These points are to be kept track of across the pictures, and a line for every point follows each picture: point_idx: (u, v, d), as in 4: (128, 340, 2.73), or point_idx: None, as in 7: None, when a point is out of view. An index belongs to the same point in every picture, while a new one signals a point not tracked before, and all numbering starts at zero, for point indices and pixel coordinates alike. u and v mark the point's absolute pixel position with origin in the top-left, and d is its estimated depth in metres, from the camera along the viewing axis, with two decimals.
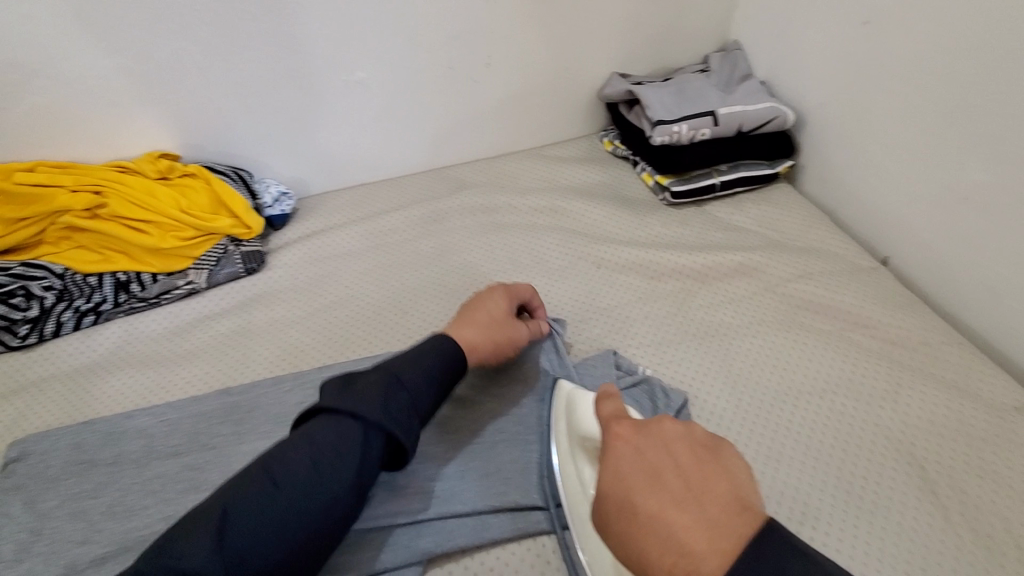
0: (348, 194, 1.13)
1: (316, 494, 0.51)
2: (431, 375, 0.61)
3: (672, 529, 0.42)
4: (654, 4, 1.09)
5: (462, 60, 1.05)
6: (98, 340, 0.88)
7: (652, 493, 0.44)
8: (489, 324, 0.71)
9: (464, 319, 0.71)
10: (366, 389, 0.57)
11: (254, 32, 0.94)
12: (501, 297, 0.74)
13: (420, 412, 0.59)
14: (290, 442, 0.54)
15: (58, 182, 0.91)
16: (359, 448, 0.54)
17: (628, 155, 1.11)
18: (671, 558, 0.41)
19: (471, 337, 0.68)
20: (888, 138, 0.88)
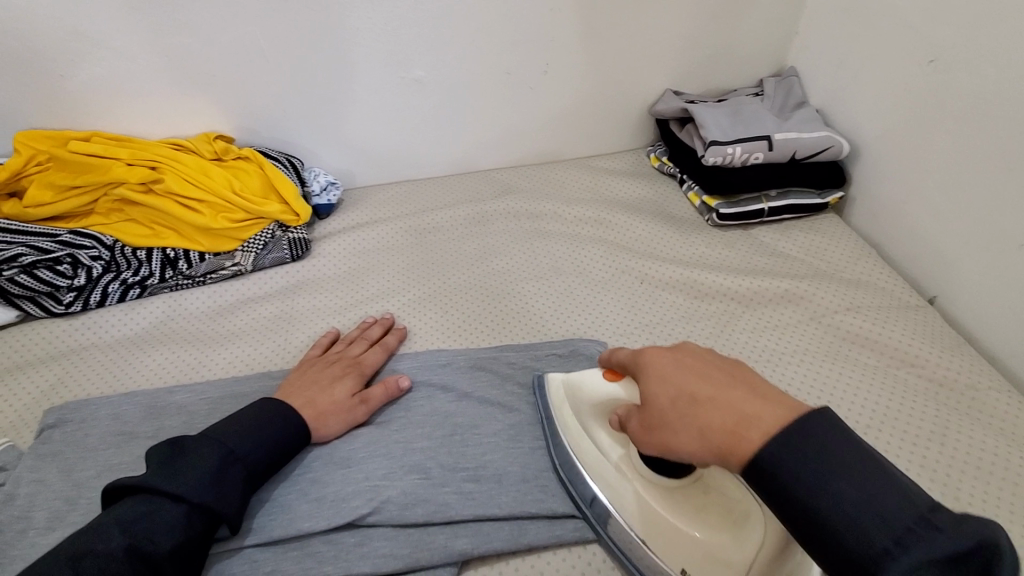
0: (393, 189, 1.14)
1: (195, 527, 0.53)
2: (266, 444, 0.61)
3: (730, 401, 0.45)
4: (714, 25, 1.09)
5: (519, 66, 1.05)
6: (142, 313, 0.89)
7: (703, 382, 0.47)
8: (333, 400, 0.70)
9: (306, 387, 0.70)
10: (195, 462, 0.56)
11: (321, 23, 0.95)
12: (343, 369, 0.74)
13: (251, 482, 0.59)
14: (162, 473, 0.54)
15: (115, 155, 0.93)
16: (179, 527, 0.52)
17: (674, 172, 1.11)
18: (731, 422, 0.44)
19: (312, 410, 0.68)
20: (944, 177, 0.87)
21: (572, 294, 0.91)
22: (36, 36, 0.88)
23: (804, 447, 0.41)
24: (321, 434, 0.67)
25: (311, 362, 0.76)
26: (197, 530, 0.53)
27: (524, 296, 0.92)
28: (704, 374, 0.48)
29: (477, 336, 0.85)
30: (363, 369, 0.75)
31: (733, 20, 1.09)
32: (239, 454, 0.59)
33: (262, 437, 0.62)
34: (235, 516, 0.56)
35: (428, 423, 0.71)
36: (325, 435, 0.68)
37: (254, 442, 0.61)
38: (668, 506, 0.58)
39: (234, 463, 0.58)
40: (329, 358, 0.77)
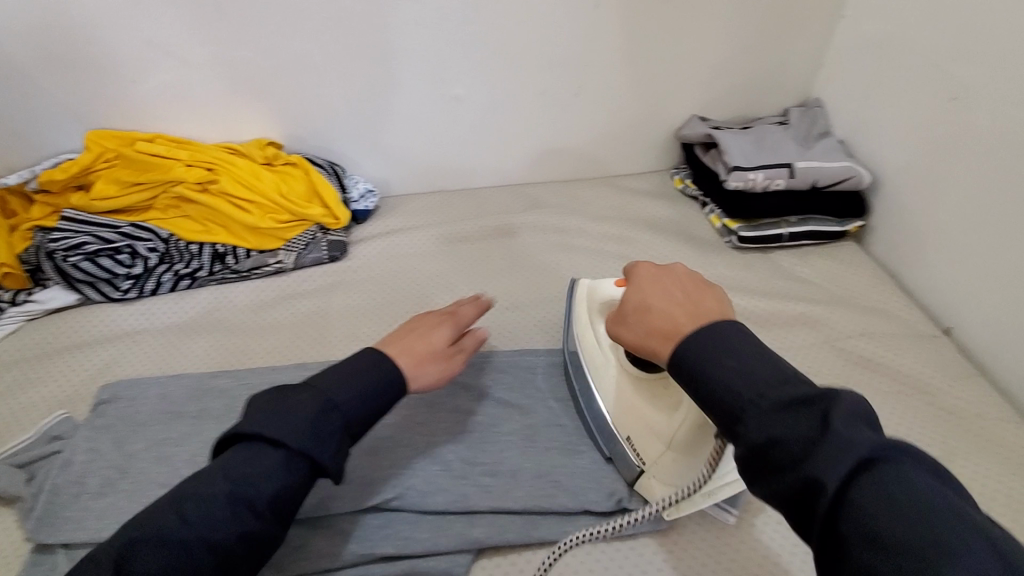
0: (426, 199, 1.20)
1: (297, 476, 0.50)
2: (367, 393, 0.56)
3: (669, 313, 0.54)
4: (742, 55, 1.13)
5: (552, 88, 1.11)
6: (191, 303, 0.96)
7: (659, 298, 0.56)
8: (431, 346, 0.65)
9: (404, 336, 0.66)
10: (295, 409, 0.52)
11: (371, 43, 1.01)
12: (439, 319, 0.70)
13: (351, 433, 0.55)
14: (262, 419, 0.51)
15: (176, 156, 1.01)
16: (280, 477, 0.49)
17: (697, 195, 1.15)
18: (665, 329, 0.53)
19: (411, 356, 0.63)
20: (962, 212, 0.89)
21: None
22: (115, 45, 0.97)
23: (738, 352, 0.46)
24: (420, 383, 0.62)
25: (427, 315, 0.71)
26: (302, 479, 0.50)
27: (546, 306, 0.96)
28: (670, 289, 0.57)
29: (500, 341, 0.90)
30: (460, 325, 0.71)
31: (761, 51, 1.13)
32: (334, 406, 0.53)
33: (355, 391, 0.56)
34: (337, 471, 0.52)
35: (451, 418, 0.75)
36: (420, 385, 0.63)
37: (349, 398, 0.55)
38: (634, 393, 0.68)
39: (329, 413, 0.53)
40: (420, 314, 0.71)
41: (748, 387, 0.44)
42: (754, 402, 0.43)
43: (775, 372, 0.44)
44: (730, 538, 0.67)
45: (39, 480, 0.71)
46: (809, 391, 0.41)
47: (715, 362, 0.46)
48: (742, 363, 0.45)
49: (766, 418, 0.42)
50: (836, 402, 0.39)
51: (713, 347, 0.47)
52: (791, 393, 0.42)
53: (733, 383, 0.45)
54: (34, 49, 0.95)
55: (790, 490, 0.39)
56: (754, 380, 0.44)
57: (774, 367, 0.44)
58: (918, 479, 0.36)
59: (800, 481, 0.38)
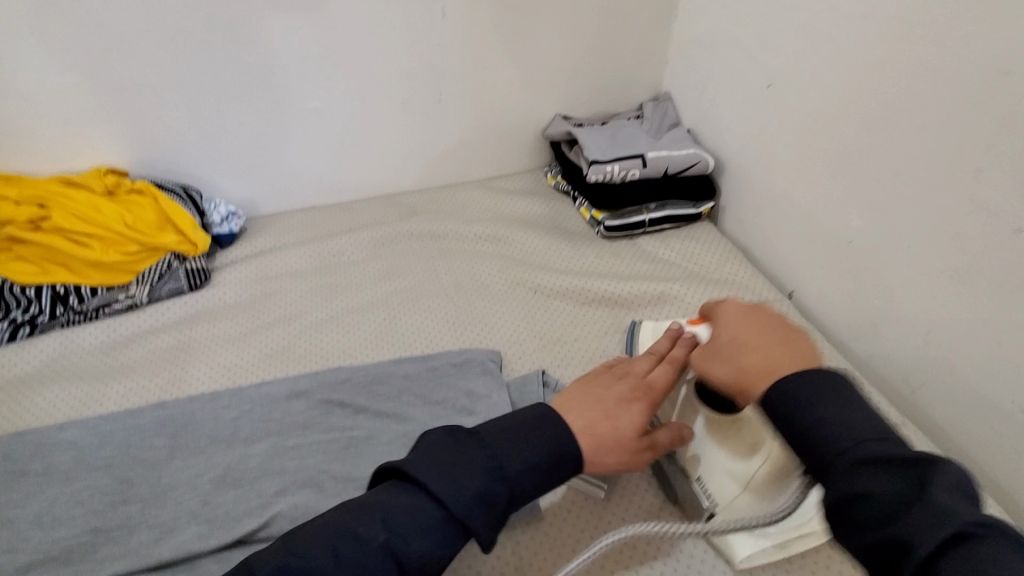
0: (298, 217, 1.17)
1: (446, 538, 0.46)
2: (537, 460, 0.51)
3: (764, 352, 0.54)
4: (594, 56, 1.19)
5: (414, 96, 1.11)
6: (32, 352, 0.88)
7: (753, 336, 0.57)
8: (620, 432, 0.58)
9: (593, 414, 0.58)
10: (471, 462, 0.48)
11: (215, 59, 0.97)
12: (639, 387, 0.62)
13: (516, 500, 0.50)
14: (425, 463, 0.48)
15: (0, 194, 0.92)
16: (433, 535, 0.45)
17: (567, 190, 1.20)
18: (757, 368, 0.54)
19: (592, 439, 0.56)
20: (789, 186, 0.99)
21: (470, 308, 0.96)
22: None
23: (834, 403, 0.47)
24: (597, 470, 0.56)
25: (598, 375, 0.64)
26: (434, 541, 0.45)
27: (425, 312, 0.96)
28: (757, 330, 0.57)
29: (378, 353, 0.89)
30: (658, 393, 0.62)
31: (611, 51, 1.20)
32: (505, 470, 0.49)
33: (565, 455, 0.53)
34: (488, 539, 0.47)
35: (324, 437, 0.74)
36: (599, 472, 0.57)
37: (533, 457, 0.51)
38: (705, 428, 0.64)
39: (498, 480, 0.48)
40: (617, 375, 0.64)
41: (846, 438, 0.45)
42: (840, 454, 0.45)
43: (875, 428, 0.45)
44: (610, 515, 0.69)
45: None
46: (908, 453, 0.43)
47: (807, 410, 0.48)
48: (838, 417, 0.46)
49: (853, 474, 0.43)
50: (936, 468, 0.41)
51: (805, 395, 0.48)
52: (886, 451, 0.43)
53: (827, 434, 0.46)
54: None
55: (871, 548, 0.41)
56: (848, 433, 0.45)
57: (871, 424, 0.46)
58: (1010, 555, 0.37)
59: (885, 543, 0.40)
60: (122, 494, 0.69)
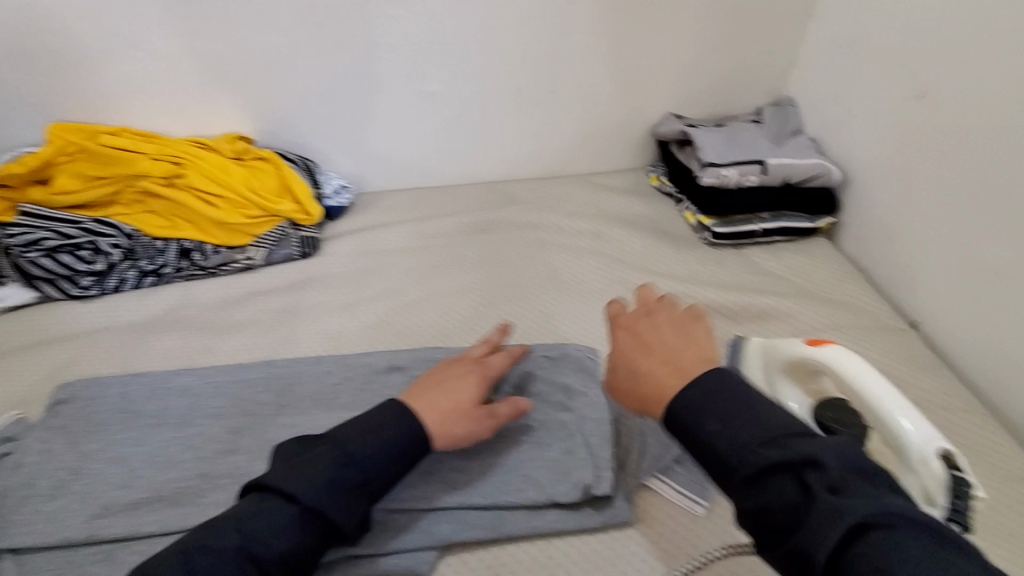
0: (401, 196, 1.19)
1: (308, 534, 0.51)
2: (389, 448, 0.57)
3: (652, 369, 0.53)
4: (716, 54, 1.14)
5: (527, 84, 1.11)
6: (156, 300, 0.94)
7: (643, 356, 0.55)
8: (458, 405, 0.62)
9: (419, 394, 0.63)
10: (315, 464, 0.54)
11: (346, 35, 1.00)
12: (470, 370, 0.66)
13: (369, 487, 0.55)
14: (297, 470, 0.53)
15: (142, 150, 0.98)
16: (291, 534, 0.51)
17: (672, 192, 1.15)
18: (651, 389, 0.52)
19: (435, 415, 0.61)
20: (928, 207, 0.91)
21: (567, 302, 0.94)
22: (80, 39, 0.95)
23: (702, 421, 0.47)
24: (445, 440, 0.60)
25: (442, 364, 0.68)
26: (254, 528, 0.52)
27: (521, 301, 0.95)
28: (664, 338, 0.56)
29: (472, 337, 0.89)
30: (488, 371, 0.67)
31: (733, 49, 1.14)
32: (357, 459, 0.55)
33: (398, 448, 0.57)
34: (351, 530, 0.54)
35: None
36: (451, 443, 0.61)
37: (385, 465, 0.56)
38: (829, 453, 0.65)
39: (348, 472, 0.54)
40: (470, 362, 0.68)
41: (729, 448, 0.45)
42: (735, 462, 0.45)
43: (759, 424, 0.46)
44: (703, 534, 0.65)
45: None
46: (792, 454, 0.42)
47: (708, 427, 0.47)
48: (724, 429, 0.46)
49: (754, 484, 0.43)
50: (819, 468, 0.41)
51: (701, 409, 0.48)
52: (768, 456, 0.43)
53: (718, 445, 0.46)
54: None
55: (787, 558, 0.40)
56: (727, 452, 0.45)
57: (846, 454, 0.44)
58: (909, 544, 0.37)
59: (793, 552, 0.40)
60: (229, 444, 0.72)
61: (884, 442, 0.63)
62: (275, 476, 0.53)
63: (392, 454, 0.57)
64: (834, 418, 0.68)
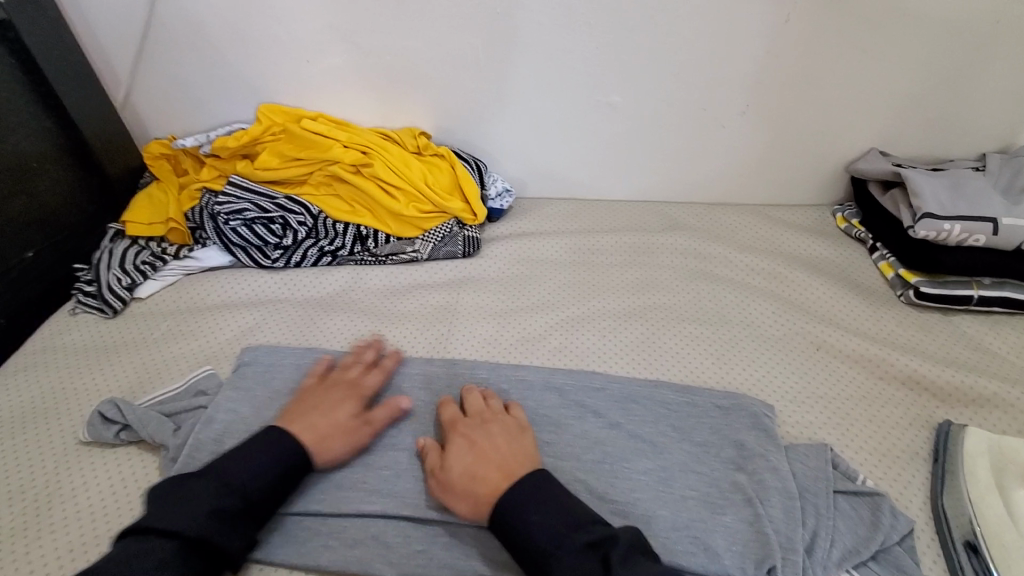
0: (560, 206, 1.17)
1: (191, 559, 0.54)
2: (263, 471, 0.61)
3: (473, 468, 0.62)
4: (943, 88, 1.00)
5: (716, 103, 1.03)
6: (330, 280, 0.99)
7: (470, 455, 0.64)
8: (335, 423, 0.69)
9: (302, 412, 0.69)
10: (196, 495, 0.57)
11: (540, 41, 0.99)
12: (344, 392, 0.72)
13: (252, 509, 0.59)
14: (157, 510, 0.56)
15: (335, 136, 1.04)
16: (173, 566, 0.52)
17: (864, 237, 1.03)
18: (469, 481, 0.61)
19: (312, 435, 0.67)
20: None
21: (737, 345, 0.87)
22: (298, 28, 1.01)
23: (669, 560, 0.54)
24: (325, 456, 0.67)
25: (307, 388, 0.73)
26: (209, 566, 0.55)
27: (685, 336, 0.89)
28: (480, 448, 0.64)
29: (631, 366, 0.85)
30: (364, 392, 0.74)
31: (968, 84, 0.99)
32: (236, 486, 0.59)
33: (269, 471, 0.62)
34: (237, 553, 0.56)
35: (580, 443, 0.71)
36: (329, 459, 0.67)
37: (263, 482, 0.61)
38: None
39: (234, 496, 0.58)
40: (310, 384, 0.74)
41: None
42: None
43: (571, 519, 0.55)
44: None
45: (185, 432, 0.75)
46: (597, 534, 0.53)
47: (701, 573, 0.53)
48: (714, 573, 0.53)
49: (571, 564, 0.52)
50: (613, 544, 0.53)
51: (522, 498, 0.57)
52: (587, 534, 0.53)
53: (535, 530, 0.55)
54: (226, 21, 1.01)
55: None
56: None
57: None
58: None
59: None
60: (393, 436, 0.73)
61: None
62: (153, 517, 0.55)
63: (275, 478, 0.62)
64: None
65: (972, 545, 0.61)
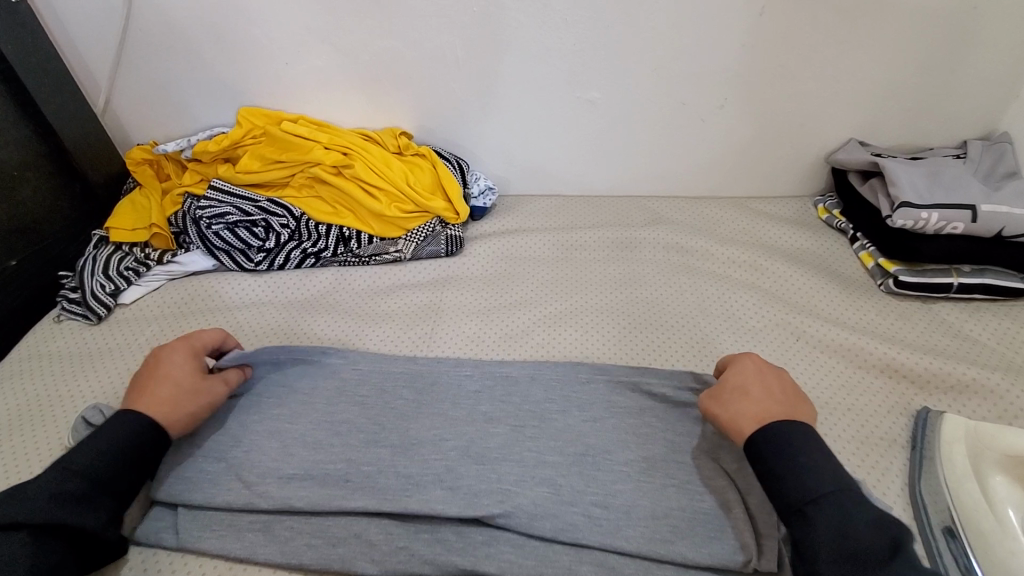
0: (543, 202, 1.18)
1: (45, 547, 0.53)
2: (106, 451, 0.59)
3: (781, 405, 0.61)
4: (922, 78, 1.00)
5: (695, 97, 1.03)
6: (314, 281, 0.99)
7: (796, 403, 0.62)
8: (179, 391, 0.67)
9: (139, 387, 0.66)
10: (35, 488, 0.55)
11: (517, 39, 0.99)
12: (177, 360, 0.70)
13: (105, 488, 0.58)
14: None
15: (316, 138, 1.04)
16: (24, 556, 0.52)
17: (845, 228, 1.03)
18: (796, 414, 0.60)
19: (161, 410, 0.65)
20: None
21: (717, 337, 0.87)
22: (275, 30, 1.01)
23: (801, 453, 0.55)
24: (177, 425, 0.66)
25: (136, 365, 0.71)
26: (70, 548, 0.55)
27: (666, 329, 0.89)
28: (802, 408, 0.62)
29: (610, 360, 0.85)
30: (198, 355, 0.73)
31: (946, 72, 0.99)
32: (75, 468, 0.57)
33: (119, 443, 0.60)
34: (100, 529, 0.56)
35: (559, 437, 0.72)
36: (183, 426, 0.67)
37: (116, 456, 0.59)
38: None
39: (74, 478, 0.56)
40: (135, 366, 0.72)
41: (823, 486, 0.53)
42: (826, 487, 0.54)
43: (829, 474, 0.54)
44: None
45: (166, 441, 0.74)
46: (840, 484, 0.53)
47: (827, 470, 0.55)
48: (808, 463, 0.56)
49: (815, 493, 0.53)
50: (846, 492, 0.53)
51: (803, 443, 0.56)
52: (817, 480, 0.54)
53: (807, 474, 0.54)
54: (203, 23, 1.01)
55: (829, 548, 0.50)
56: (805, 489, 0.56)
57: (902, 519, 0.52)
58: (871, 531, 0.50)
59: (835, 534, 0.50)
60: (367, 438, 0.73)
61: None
62: None
63: (126, 456, 0.60)
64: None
65: (950, 530, 0.62)
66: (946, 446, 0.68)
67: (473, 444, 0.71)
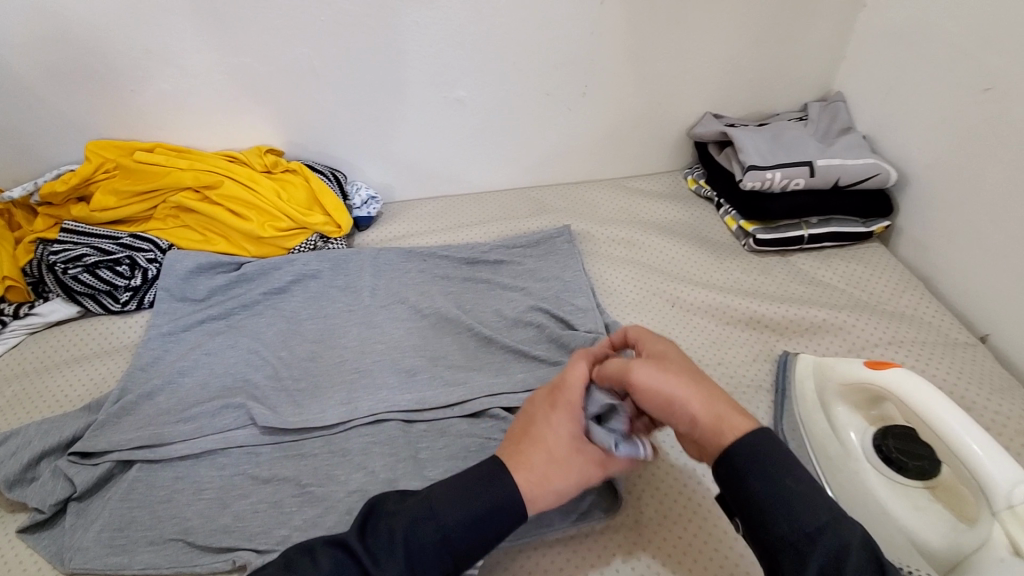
0: (430, 205, 1.18)
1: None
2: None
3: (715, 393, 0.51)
4: (760, 50, 1.08)
5: (558, 87, 1.07)
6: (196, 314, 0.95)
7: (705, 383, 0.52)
8: (550, 453, 0.54)
9: (523, 434, 0.55)
10: (387, 534, 0.48)
11: (374, 44, 0.98)
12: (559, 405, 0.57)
13: None
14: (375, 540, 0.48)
15: (175, 164, 0.99)
16: None
17: (711, 196, 1.10)
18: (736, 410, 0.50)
19: (526, 473, 0.52)
20: (987, 216, 0.85)
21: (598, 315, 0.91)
22: (113, 55, 0.94)
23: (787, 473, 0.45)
24: (544, 501, 0.52)
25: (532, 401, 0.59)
26: None
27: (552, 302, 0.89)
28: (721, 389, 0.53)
29: (502, 340, 0.85)
30: (583, 398, 0.57)
31: (777, 45, 1.08)
32: None
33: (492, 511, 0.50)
34: None
35: (449, 435, 0.73)
36: (547, 501, 0.52)
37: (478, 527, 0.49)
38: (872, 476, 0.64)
39: (441, 536, 0.48)
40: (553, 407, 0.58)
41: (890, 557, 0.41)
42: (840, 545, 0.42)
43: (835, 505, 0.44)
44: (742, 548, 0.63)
45: (48, 501, 0.67)
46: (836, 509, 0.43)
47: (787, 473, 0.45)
48: (778, 507, 0.43)
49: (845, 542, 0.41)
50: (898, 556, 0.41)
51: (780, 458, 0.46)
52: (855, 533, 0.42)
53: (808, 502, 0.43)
54: (32, 61, 0.94)
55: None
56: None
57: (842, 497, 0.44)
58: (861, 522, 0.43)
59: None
60: (247, 526, 0.65)
61: (960, 476, 0.59)
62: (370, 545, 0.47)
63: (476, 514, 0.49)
64: (896, 446, 0.63)
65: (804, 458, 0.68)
66: (801, 384, 0.74)
67: (364, 455, 0.71)
